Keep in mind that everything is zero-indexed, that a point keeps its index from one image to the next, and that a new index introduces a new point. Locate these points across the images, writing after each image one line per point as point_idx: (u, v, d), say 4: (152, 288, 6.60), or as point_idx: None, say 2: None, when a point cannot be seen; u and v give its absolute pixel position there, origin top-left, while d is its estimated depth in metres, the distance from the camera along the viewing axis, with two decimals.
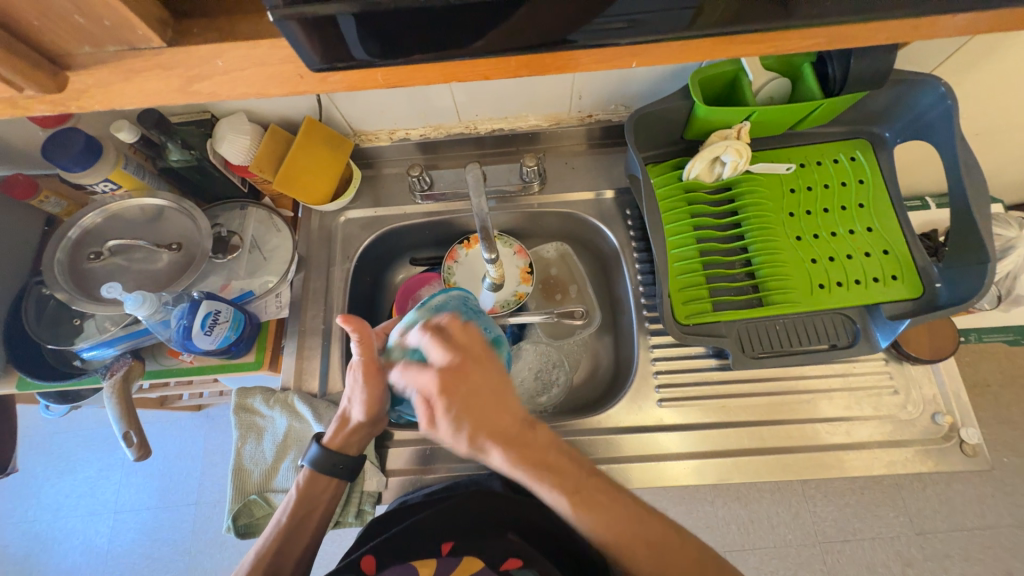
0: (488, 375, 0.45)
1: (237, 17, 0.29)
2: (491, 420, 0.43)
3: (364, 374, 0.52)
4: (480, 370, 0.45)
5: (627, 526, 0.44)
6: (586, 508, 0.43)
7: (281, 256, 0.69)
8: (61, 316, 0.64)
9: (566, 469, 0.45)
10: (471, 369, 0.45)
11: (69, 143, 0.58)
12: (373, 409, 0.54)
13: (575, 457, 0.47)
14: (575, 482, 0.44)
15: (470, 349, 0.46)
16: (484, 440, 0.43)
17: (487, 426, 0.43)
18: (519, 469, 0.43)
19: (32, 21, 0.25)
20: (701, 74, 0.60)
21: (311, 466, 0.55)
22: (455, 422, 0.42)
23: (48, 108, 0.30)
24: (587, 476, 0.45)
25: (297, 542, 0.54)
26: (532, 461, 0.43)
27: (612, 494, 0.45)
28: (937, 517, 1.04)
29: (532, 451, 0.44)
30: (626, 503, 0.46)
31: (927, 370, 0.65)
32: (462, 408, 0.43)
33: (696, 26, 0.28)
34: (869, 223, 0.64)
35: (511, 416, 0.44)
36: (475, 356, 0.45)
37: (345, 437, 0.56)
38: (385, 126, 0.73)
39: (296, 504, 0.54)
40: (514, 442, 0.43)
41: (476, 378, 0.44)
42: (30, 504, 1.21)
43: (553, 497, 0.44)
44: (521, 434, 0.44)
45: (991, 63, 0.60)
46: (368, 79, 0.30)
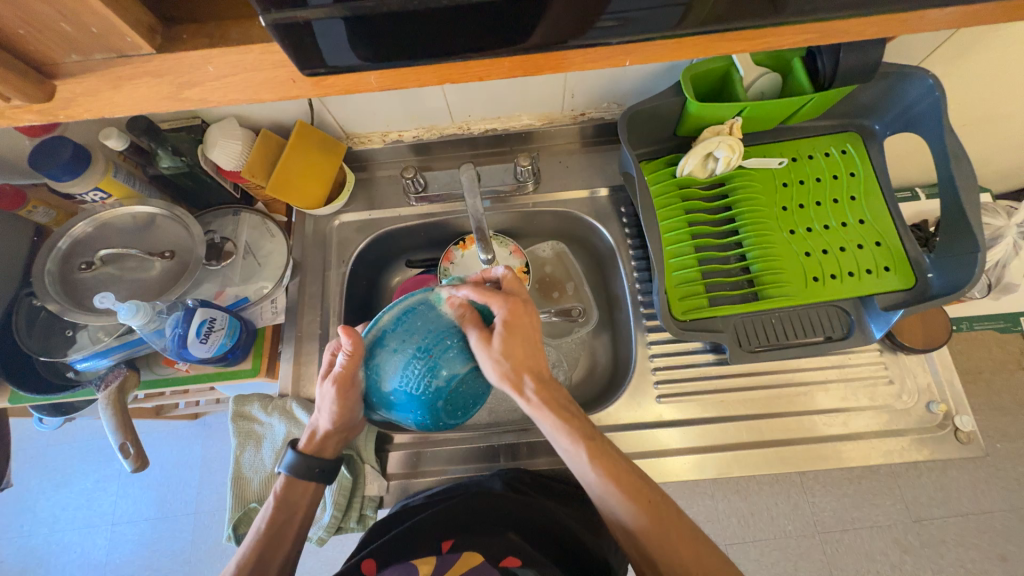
0: (539, 317, 0.50)
1: (228, 23, 0.29)
2: (536, 354, 0.49)
3: (339, 388, 0.48)
4: (534, 312, 0.50)
5: (637, 488, 0.47)
6: (601, 458, 0.47)
7: (276, 262, 0.69)
8: (53, 328, 0.64)
9: (585, 419, 0.49)
10: (529, 307, 0.49)
11: (57, 151, 0.57)
12: (344, 419, 0.52)
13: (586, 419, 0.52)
14: (592, 433, 0.49)
15: (523, 293, 0.50)
16: (527, 374, 0.47)
17: (530, 362, 0.48)
18: (550, 407, 0.48)
19: (18, 30, 0.25)
20: (692, 70, 0.60)
21: (289, 471, 0.54)
22: (509, 348, 0.46)
23: (35, 117, 0.29)
24: (599, 433, 0.50)
25: (276, 550, 0.52)
26: (557, 403, 0.48)
27: (620, 457, 0.48)
28: (933, 504, 1.06)
29: (557, 395, 0.49)
30: (636, 471, 0.48)
31: (921, 359, 0.66)
32: (517, 339, 0.47)
33: (682, 26, 0.28)
34: (861, 215, 0.65)
35: (548, 358, 0.50)
36: (531, 296, 0.50)
37: (319, 442, 0.55)
38: (377, 128, 0.73)
39: (275, 510, 0.53)
40: (549, 382, 0.49)
41: (530, 318, 0.49)
42: (26, 518, 1.20)
43: (571, 443, 0.47)
44: (551, 380, 0.50)
45: (977, 55, 0.61)
46: (361, 84, 0.30)
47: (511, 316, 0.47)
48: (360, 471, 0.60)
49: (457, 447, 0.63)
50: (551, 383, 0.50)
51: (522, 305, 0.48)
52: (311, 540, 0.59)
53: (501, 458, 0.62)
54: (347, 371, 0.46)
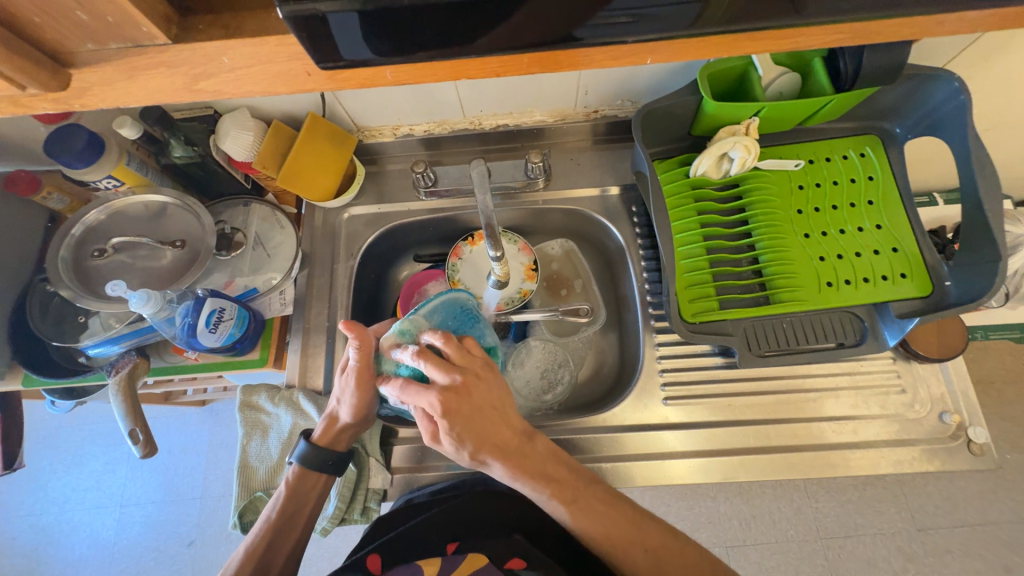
0: (490, 395, 0.48)
1: (243, 14, 0.28)
2: (489, 438, 0.47)
3: (357, 380, 0.51)
4: (486, 385, 0.48)
5: (625, 525, 0.48)
6: (584, 516, 0.48)
7: (285, 253, 0.69)
8: (65, 313, 0.64)
9: (561, 478, 0.49)
10: (469, 392, 0.46)
11: (71, 139, 0.57)
12: (362, 411, 0.53)
13: (572, 464, 0.51)
14: (571, 493, 0.49)
15: (470, 367, 0.47)
16: (487, 458, 0.48)
17: (488, 445, 0.47)
18: (519, 481, 0.48)
19: (35, 18, 0.25)
20: (710, 68, 0.59)
21: (301, 463, 0.55)
22: (460, 443, 0.47)
23: (50, 106, 0.29)
24: (583, 484, 0.50)
25: (285, 538, 0.53)
26: (531, 472, 0.48)
27: (608, 502, 0.49)
28: (939, 514, 1.04)
29: (529, 467, 0.48)
30: (622, 512, 0.49)
31: (935, 368, 0.65)
32: (466, 428, 0.46)
33: (698, 24, 0.27)
34: (879, 220, 0.63)
35: (512, 432, 0.49)
36: (479, 372, 0.47)
37: (333, 434, 0.56)
38: (388, 122, 0.73)
39: (285, 500, 0.54)
40: (514, 458, 0.48)
41: (478, 401, 0.47)
42: (37, 498, 1.22)
43: (551, 506, 0.48)
44: (520, 448, 0.49)
45: (1005, 59, 0.59)
46: (375, 78, 0.30)
47: (450, 412, 0.45)
48: (365, 464, 0.61)
49: None
50: (521, 451, 0.49)
51: (454, 394, 0.45)
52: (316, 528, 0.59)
53: None
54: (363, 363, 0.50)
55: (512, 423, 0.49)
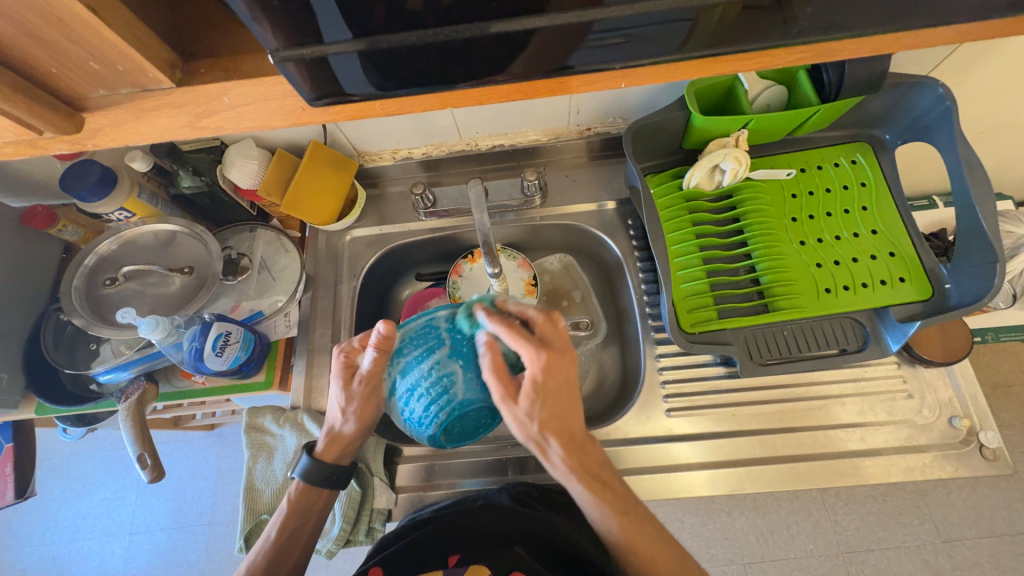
0: (572, 377, 0.45)
1: (240, 55, 0.30)
2: (565, 420, 0.45)
3: (369, 388, 0.50)
4: (570, 371, 0.44)
5: (667, 561, 0.45)
6: (633, 532, 0.45)
7: (289, 277, 0.71)
8: (78, 341, 0.66)
9: (616, 490, 0.46)
10: (564, 365, 0.44)
11: (85, 173, 0.60)
12: (368, 417, 0.52)
13: (621, 480, 0.48)
14: (625, 504, 0.46)
15: (556, 345, 0.44)
16: (552, 438, 0.44)
17: (558, 424, 0.44)
18: (575, 475, 0.45)
19: (51, 69, 0.27)
20: (696, 85, 0.61)
21: (302, 478, 0.53)
22: (533, 409, 0.43)
23: (65, 147, 0.31)
24: (634, 502, 0.47)
25: (288, 556, 0.52)
26: (588, 468, 0.45)
27: (656, 530, 0.46)
28: (964, 524, 1.01)
29: (589, 455, 0.46)
30: (668, 544, 0.46)
31: (941, 372, 0.64)
32: (543, 403, 0.43)
33: (692, 46, 0.29)
34: (874, 226, 0.64)
35: (579, 420, 0.46)
36: (566, 353, 0.44)
37: (338, 449, 0.54)
38: (388, 146, 0.75)
39: (287, 517, 0.53)
40: (577, 450, 0.45)
41: (559, 380, 0.43)
42: (48, 527, 1.23)
43: (602, 514, 0.45)
44: (583, 443, 0.46)
45: (989, 64, 0.60)
46: (366, 109, 0.32)
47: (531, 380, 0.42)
48: (369, 484, 0.61)
49: (467, 460, 0.63)
50: (583, 446, 0.46)
51: (558, 360, 0.43)
52: (320, 551, 0.59)
53: (509, 472, 0.63)
54: (374, 370, 0.46)
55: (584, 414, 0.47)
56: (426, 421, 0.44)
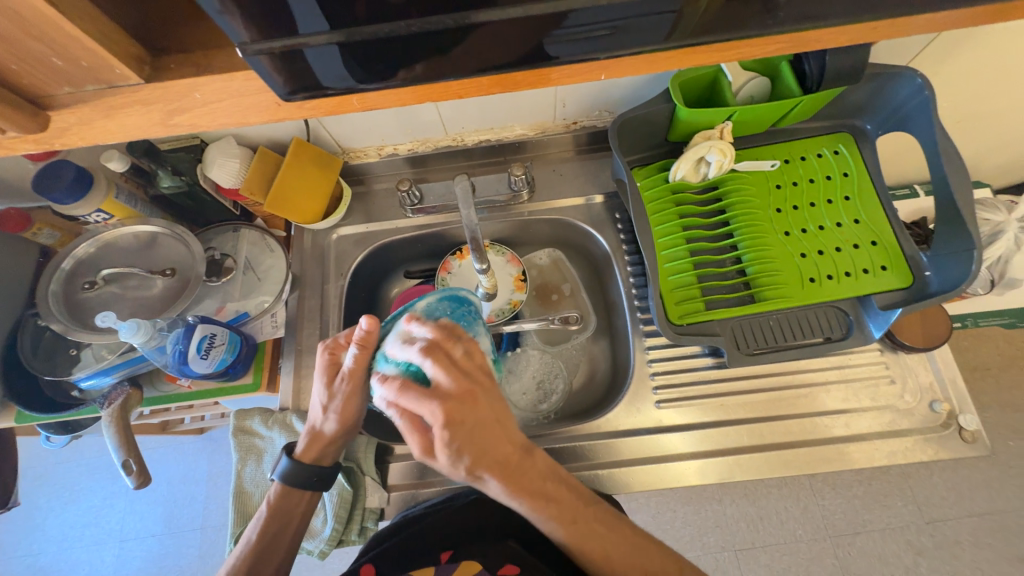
0: (492, 406, 0.43)
1: (213, 50, 0.29)
2: (494, 454, 0.43)
3: (352, 386, 0.51)
4: (480, 407, 0.42)
5: (623, 554, 0.46)
6: (587, 538, 0.46)
7: (275, 277, 0.70)
8: (57, 347, 0.65)
9: (561, 498, 0.46)
10: (469, 406, 0.41)
11: (60, 174, 0.58)
12: (349, 418, 0.53)
13: (571, 485, 0.48)
14: (572, 513, 0.46)
15: (470, 378, 0.42)
16: (485, 474, 0.42)
17: (486, 459, 0.42)
18: (515, 498, 0.44)
19: (12, 66, 0.26)
20: (680, 77, 0.61)
21: (283, 480, 0.53)
22: (455, 457, 0.41)
23: (31, 146, 0.30)
24: (583, 505, 0.47)
25: (272, 557, 0.52)
26: (529, 491, 0.44)
27: (609, 523, 0.48)
28: (946, 505, 1.04)
29: (527, 475, 0.45)
30: (624, 534, 0.47)
31: (921, 358, 0.65)
32: (465, 447, 0.41)
33: (673, 37, 0.29)
34: (856, 215, 0.65)
35: (511, 444, 0.44)
36: (470, 393, 0.41)
37: (319, 450, 0.55)
38: (373, 143, 0.74)
39: (268, 519, 0.53)
40: (512, 475, 0.44)
41: (472, 420, 0.41)
42: (34, 537, 1.20)
43: (551, 527, 0.46)
44: (521, 463, 0.44)
45: (966, 54, 0.61)
46: (345, 105, 0.31)
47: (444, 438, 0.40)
48: (360, 483, 0.60)
49: None
50: (519, 467, 0.44)
51: (464, 397, 0.41)
52: (312, 552, 0.59)
53: None
54: (357, 366, 0.49)
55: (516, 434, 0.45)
56: None
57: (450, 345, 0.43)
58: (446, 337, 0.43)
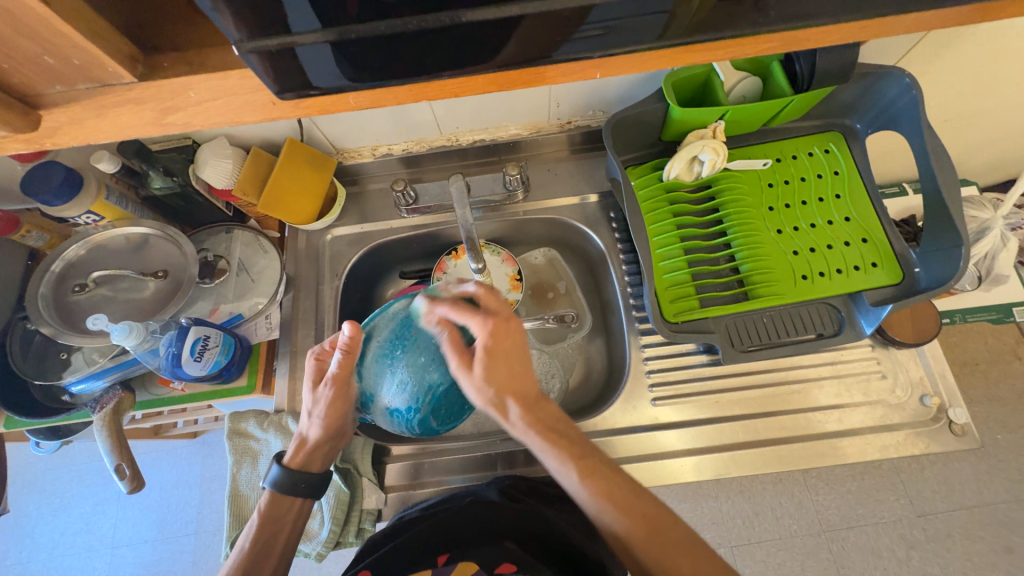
0: (521, 343, 0.50)
1: (207, 48, 0.29)
2: (520, 381, 0.49)
3: (336, 391, 0.51)
4: (516, 335, 0.49)
5: (626, 495, 0.45)
6: (592, 477, 0.46)
7: (269, 277, 0.69)
8: (47, 352, 0.64)
9: (571, 436, 0.48)
10: (512, 327, 0.49)
11: (48, 176, 0.57)
12: (335, 425, 0.53)
13: (579, 431, 0.50)
14: (581, 450, 0.47)
15: (504, 311, 0.50)
16: (508, 398, 0.48)
17: (513, 385, 0.48)
18: (532, 431, 0.48)
19: (2, 65, 0.26)
20: (673, 76, 0.61)
21: (274, 487, 0.53)
22: (486, 372, 0.47)
23: (22, 146, 0.30)
24: (591, 449, 0.48)
25: (262, 569, 0.50)
26: (544, 426, 0.48)
27: (613, 470, 0.47)
28: (937, 498, 1.05)
29: (547, 416, 0.49)
30: (626, 481, 0.46)
31: (912, 353, 0.66)
32: (495, 369, 0.47)
33: (666, 36, 0.29)
34: (847, 213, 0.66)
35: (534, 382, 0.50)
36: (514, 316, 0.50)
37: (306, 455, 0.55)
38: (367, 143, 0.74)
39: (259, 527, 0.51)
40: (531, 406, 0.49)
41: (507, 345, 0.48)
42: (24, 545, 1.18)
43: (558, 464, 0.47)
44: (540, 402, 0.49)
45: (953, 53, 0.62)
46: (340, 104, 0.31)
47: (486, 349, 0.47)
48: (357, 485, 0.60)
49: (454, 457, 0.63)
50: (539, 404, 0.49)
51: (500, 326, 0.48)
52: (310, 555, 0.58)
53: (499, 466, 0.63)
54: (342, 372, 0.50)
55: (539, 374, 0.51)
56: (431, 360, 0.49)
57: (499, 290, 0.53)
58: (492, 287, 0.53)
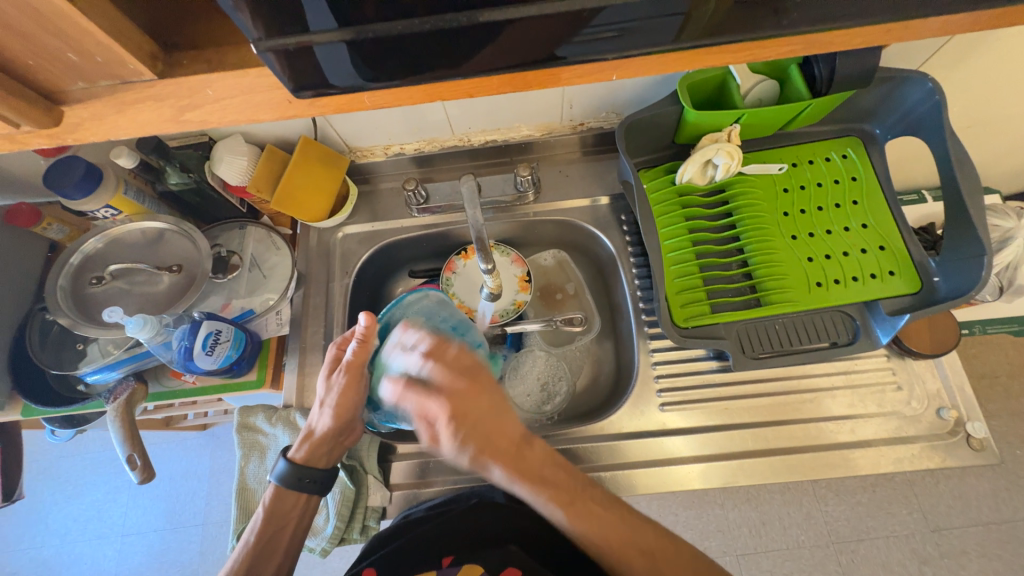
0: (491, 400, 0.44)
1: (226, 46, 0.29)
2: (497, 441, 0.44)
3: (350, 378, 0.51)
4: (486, 396, 0.44)
5: (621, 538, 0.46)
6: (582, 518, 0.46)
7: (281, 274, 0.70)
8: (64, 342, 0.65)
9: (559, 482, 0.46)
10: (474, 397, 0.44)
11: (69, 170, 0.58)
12: (344, 416, 0.53)
13: (570, 469, 0.48)
14: (570, 495, 0.46)
15: (465, 372, 0.45)
16: (489, 462, 0.44)
17: (492, 448, 0.44)
18: (518, 485, 0.45)
19: (28, 60, 0.26)
20: (688, 79, 0.61)
21: (278, 481, 0.53)
22: (460, 444, 0.43)
23: (45, 141, 0.31)
24: (582, 487, 0.47)
25: (268, 560, 0.52)
26: (529, 476, 0.45)
27: (608, 506, 0.47)
28: (952, 513, 1.03)
29: (532, 464, 0.46)
30: (620, 514, 0.47)
31: (929, 364, 0.65)
32: (469, 436, 0.43)
33: (684, 38, 0.29)
34: (864, 219, 0.64)
35: (514, 430, 0.45)
36: (478, 379, 0.45)
37: (313, 448, 0.54)
38: (380, 142, 0.74)
39: (264, 522, 0.52)
40: (515, 461, 0.45)
41: (477, 407, 0.44)
42: (37, 530, 1.21)
43: (550, 512, 0.46)
44: (522, 453, 0.45)
45: (978, 58, 0.61)
46: (355, 103, 0.31)
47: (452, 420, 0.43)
48: (362, 482, 0.60)
49: None
50: (521, 454, 0.45)
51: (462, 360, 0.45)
52: (315, 549, 0.59)
53: None
54: (357, 359, 0.50)
55: (517, 423, 0.46)
56: None
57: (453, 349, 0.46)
58: (447, 346, 0.46)
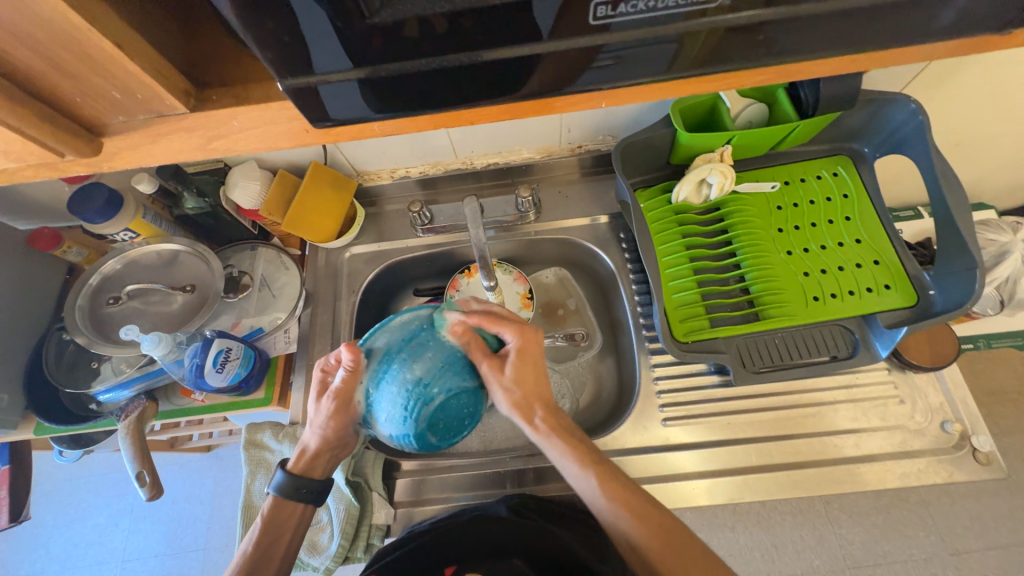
0: (542, 349, 0.53)
1: (251, 82, 0.32)
2: (538, 389, 0.52)
3: (339, 405, 0.50)
4: (542, 338, 0.53)
5: (648, 515, 0.48)
6: (609, 483, 0.49)
7: (290, 293, 0.72)
8: (79, 361, 0.67)
9: (588, 446, 0.52)
10: (536, 335, 0.53)
11: (92, 196, 0.61)
12: (337, 434, 0.53)
13: (593, 443, 0.54)
14: (597, 458, 0.51)
15: (519, 321, 0.53)
16: (533, 405, 0.51)
17: (538, 393, 0.52)
18: (556, 435, 0.51)
19: (76, 98, 0.29)
20: (680, 103, 0.64)
21: (277, 493, 0.54)
22: (517, 374, 0.50)
23: (83, 169, 0.33)
24: (607, 459, 0.52)
25: (267, 568, 0.52)
26: (564, 432, 0.52)
27: (631, 483, 0.50)
28: (970, 535, 1.00)
29: (567, 425, 0.53)
30: (641, 493, 0.49)
31: (931, 377, 0.65)
32: (524, 372, 0.51)
33: (672, 69, 0.31)
34: (857, 235, 0.66)
35: (549, 390, 0.54)
36: (537, 323, 0.54)
37: (308, 462, 0.55)
38: (386, 166, 0.77)
39: (261, 531, 0.52)
40: (553, 414, 0.52)
41: (533, 351, 0.52)
42: (39, 555, 1.20)
43: (580, 468, 0.50)
44: (555, 410, 0.54)
45: (960, 81, 0.63)
46: (366, 131, 0.33)
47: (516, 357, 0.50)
48: (366, 499, 0.61)
49: (458, 474, 0.63)
50: (555, 413, 0.53)
51: (529, 334, 0.52)
52: (319, 569, 0.59)
53: (508, 485, 0.62)
54: (345, 387, 0.48)
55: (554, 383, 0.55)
56: (434, 391, 0.45)
57: (504, 306, 0.54)
58: (498, 304, 0.55)
